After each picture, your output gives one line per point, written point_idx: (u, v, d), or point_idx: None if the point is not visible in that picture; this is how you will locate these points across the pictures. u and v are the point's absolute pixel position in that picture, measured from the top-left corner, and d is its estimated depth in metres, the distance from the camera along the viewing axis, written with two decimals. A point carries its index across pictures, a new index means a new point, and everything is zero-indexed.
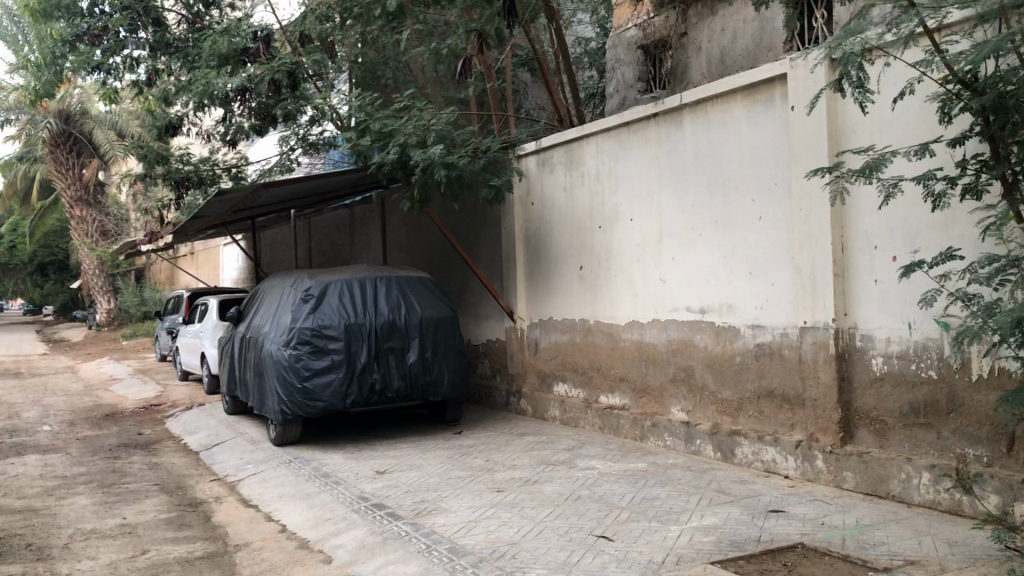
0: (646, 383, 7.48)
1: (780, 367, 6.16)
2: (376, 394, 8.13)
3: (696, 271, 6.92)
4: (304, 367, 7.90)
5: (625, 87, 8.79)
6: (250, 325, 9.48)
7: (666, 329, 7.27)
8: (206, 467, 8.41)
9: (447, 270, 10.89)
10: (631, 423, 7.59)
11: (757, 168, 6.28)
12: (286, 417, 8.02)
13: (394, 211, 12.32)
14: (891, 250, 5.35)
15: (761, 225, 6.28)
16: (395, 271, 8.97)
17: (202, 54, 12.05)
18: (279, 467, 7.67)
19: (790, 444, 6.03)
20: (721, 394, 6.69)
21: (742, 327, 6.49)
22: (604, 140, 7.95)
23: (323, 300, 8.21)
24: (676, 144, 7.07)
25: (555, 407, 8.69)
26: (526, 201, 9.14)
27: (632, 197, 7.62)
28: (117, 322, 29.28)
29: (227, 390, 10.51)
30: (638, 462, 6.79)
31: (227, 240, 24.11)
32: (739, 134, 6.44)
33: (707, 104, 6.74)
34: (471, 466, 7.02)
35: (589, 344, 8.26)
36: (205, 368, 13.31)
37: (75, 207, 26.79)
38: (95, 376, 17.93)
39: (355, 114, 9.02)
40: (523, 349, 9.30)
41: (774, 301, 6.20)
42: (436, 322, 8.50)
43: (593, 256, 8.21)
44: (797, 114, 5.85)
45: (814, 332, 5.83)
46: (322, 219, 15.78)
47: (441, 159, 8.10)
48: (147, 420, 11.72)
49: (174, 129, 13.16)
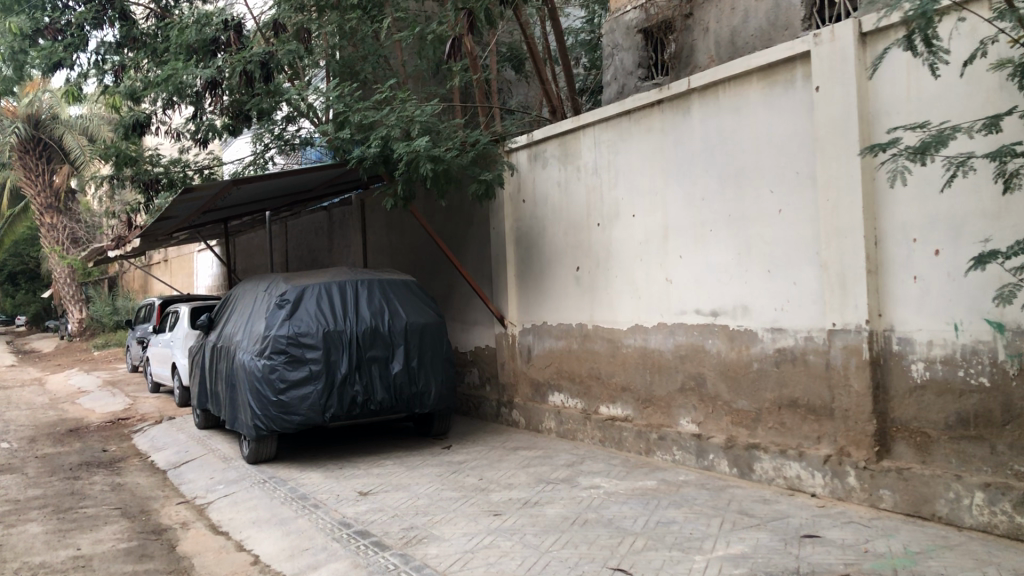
0: (652, 393, 6.89)
1: (804, 373, 5.60)
2: (357, 407, 7.48)
3: (707, 271, 6.36)
4: (279, 378, 7.26)
5: (624, 74, 8.14)
6: (222, 333, 8.82)
7: (672, 333, 6.70)
8: (174, 487, 7.73)
9: (432, 272, 10.30)
10: (635, 436, 7.01)
11: (776, 156, 5.73)
12: (260, 432, 7.37)
13: (375, 213, 11.72)
14: (934, 242, 4.81)
15: (781, 218, 5.72)
16: (378, 273, 8.37)
17: (169, 47, 11.39)
18: (251, 488, 7.02)
19: (817, 460, 5.47)
20: (736, 404, 6.12)
21: (760, 330, 5.92)
22: (602, 131, 7.38)
23: (299, 305, 7.59)
24: (683, 133, 6.51)
25: (550, 418, 8.09)
26: (516, 198, 8.57)
27: (634, 190, 7.05)
28: (88, 333, 28.39)
29: (197, 404, 9.84)
30: (646, 480, 6.20)
31: (201, 247, 23.36)
32: (755, 120, 5.89)
33: (718, 88, 6.19)
34: (463, 486, 6.41)
35: (587, 350, 7.67)
36: (176, 379, 12.61)
37: (45, 214, 25.94)
38: (62, 389, 17.13)
39: (333, 105, 8.44)
40: (514, 356, 8.71)
41: (797, 302, 5.63)
42: (421, 328, 7.88)
43: (591, 256, 7.63)
44: (822, 94, 5.31)
45: (844, 335, 5.27)
46: (299, 223, 15.14)
47: (428, 153, 7.51)
48: (113, 435, 11.00)
49: (143, 127, 12.52)
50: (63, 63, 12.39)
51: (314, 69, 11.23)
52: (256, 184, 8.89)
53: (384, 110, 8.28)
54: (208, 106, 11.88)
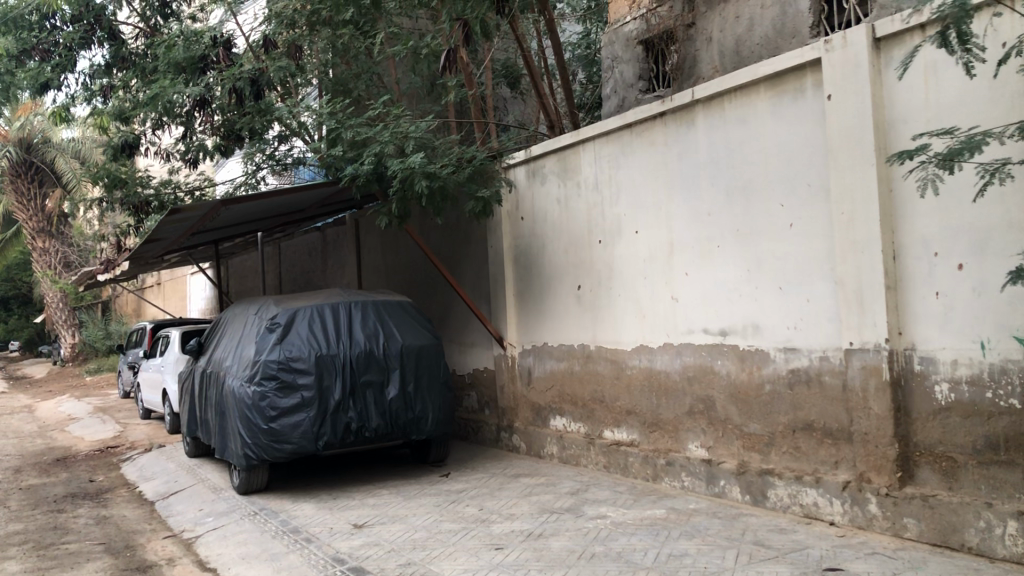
0: (658, 417, 6.62)
1: (819, 395, 5.33)
2: (352, 435, 7.19)
3: (715, 289, 6.10)
4: (270, 405, 6.97)
5: (623, 86, 7.94)
6: (212, 358, 8.53)
7: (679, 354, 6.43)
8: (161, 520, 7.41)
9: (427, 293, 10.04)
10: (642, 462, 6.73)
11: (787, 169, 5.50)
12: (250, 462, 7.08)
13: (369, 233, 11.48)
14: (957, 255, 4.57)
15: (793, 232, 5.47)
16: (372, 295, 8.11)
17: (157, 65, 11.17)
18: (241, 521, 6.72)
19: (835, 486, 5.19)
20: (747, 428, 5.85)
21: (772, 350, 5.66)
22: (602, 145, 7.15)
23: (291, 329, 7.31)
24: (687, 146, 6.28)
25: (552, 443, 7.81)
26: (514, 216, 8.33)
27: (637, 206, 6.81)
28: (81, 358, 28.02)
29: (187, 432, 9.53)
30: (655, 509, 5.92)
31: (194, 270, 23.08)
32: (763, 131, 5.66)
33: (724, 98, 5.96)
34: (462, 516, 6.12)
35: (590, 372, 7.40)
36: (167, 405, 12.30)
37: (37, 239, 25.67)
38: (51, 416, 16.78)
39: (325, 122, 8.17)
40: (514, 379, 8.43)
41: (812, 320, 5.37)
42: (417, 351, 7.61)
43: (592, 274, 7.37)
44: (835, 102, 5.09)
45: (862, 354, 5.01)
46: (292, 244, 14.90)
47: (422, 169, 7.28)
48: (101, 465, 10.68)
49: (132, 148, 12.28)
50: (51, 84, 12.26)
51: (305, 87, 10.96)
52: (245, 204, 8.62)
53: (377, 127, 8.02)
54: (198, 125, 11.65)
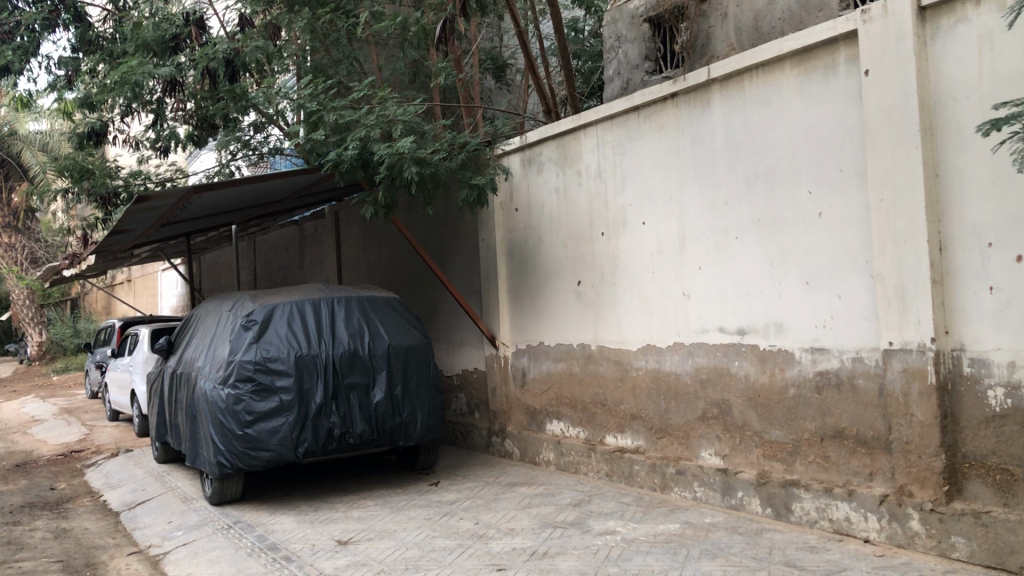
0: (667, 422, 6.14)
1: (851, 400, 4.87)
2: (334, 441, 6.65)
3: (731, 284, 5.63)
4: (245, 410, 6.42)
5: (628, 67, 7.44)
6: (182, 358, 7.94)
7: (691, 355, 5.95)
8: (126, 534, 6.83)
9: (413, 289, 9.53)
10: (649, 470, 6.25)
11: (815, 153, 5.04)
12: (224, 471, 6.54)
13: (350, 226, 10.95)
14: (1015, 245, 4.11)
15: (822, 222, 5.01)
16: (356, 290, 7.58)
17: (124, 46, 10.57)
18: (213, 536, 6.15)
19: (870, 500, 4.73)
20: (769, 435, 5.38)
21: (797, 351, 5.19)
22: (605, 129, 6.65)
23: (268, 327, 6.76)
24: (702, 130, 5.80)
25: (549, 449, 7.31)
26: (509, 207, 7.83)
27: (645, 195, 6.32)
28: (49, 356, 27.10)
29: (155, 437, 8.94)
30: (668, 524, 5.43)
31: (165, 266, 22.41)
32: (789, 112, 5.20)
33: (744, 77, 5.50)
34: (458, 532, 5.60)
35: (590, 374, 6.91)
36: (136, 407, 11.67)
37: (3, 234, 24.78)
38: (14, 418, 16.04)
39: (305, 104, 7.56)
40: (507, 381, 7.93)
41: (843, 318, 4.91)
42: (405, 351, 7.08)
43: (594, 269, 6.88)
44: (874, 78, 4.63)
45: (903, 356, 4.55)
46: (268, 238, 14.31)
47: (412, 154, 6.76)
48: (63, 471, 10.03)
49: (98, 136, 11.62)
50: (12, 68, 11.49)
51: (282, 74, 10.45)
52: (218, 192, 8.02)
53: (362, 110, 7.48)
54: (170, 112, 11.12)
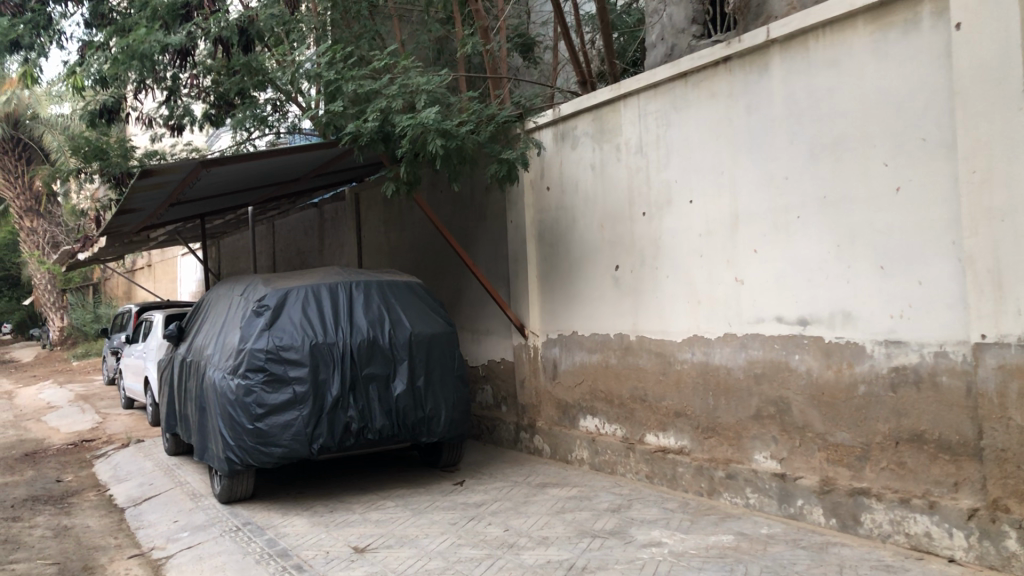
0: (715, 421, 5.59)
1: (933, 400, 4.29)
2: (352, 437, 6.15)
3: (791, 269, 5.06)
4: (255, 402, 5.93)
5: (673, 32, 6.86)
6: (192, 345, 7.47)
7: (744, 347, 5.39)
8: (129, 533, 6.37)
9: (437, 274, 9.01)
10: (694, 474, 5.71)
11: (893, 120, 4.45)
12: (233, 467, 6.07)
13: (371, 208, 10.44)
14: None
15: (899, 199, 4.43)
16: (377, 274, 7.07)
17: (134, 15, 10.08)
18: (221, 539, 5.66)
19: (956, 515, 4.16)
20: (834, 437, 4.82)
21: (869, 344, 4.62)
22: (648, 99, 6.08)
23: (280, 313, 6.26)
24: (759, 97, 5.21)
25: (582, 447, 6.79)
26: (540, 185, 7.28)
27: (693, 171, 5.75)
28: (70, 342, 26.92)
29: (166, 428, 8.50)
30: (720, 535, 4.88)
31: (185, 251, 22.10)
32: (861, 74, 4.60)
33: (809, 37, 4.90)
34: (485, 540, 5.08)
35: (629, 367, 6.35)
36: (149, 396, 11.25)
37: (25, 218, 24.58)
38: (30, 404, 15.73)
39: (323, 73, 7.04)
40: (537, 373, 7.40)
41: (924, 307, 4.33)
42: (429, 340, 6.55)
43: (633, 252, 6.32)
44: (967, 33, 4.04)
45: (999, 351, 3.96)
46: (287, 222, 13.85)
47: (437, 126, 6.21)
48: (73, 462, 9.62)
49: (111, 114, 11.15)
50: (22, 43, 11.29)
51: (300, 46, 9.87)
52: (229, 167, 7.51)
53: (384, 80, 6.96)
54: (185, 88, 10.62)
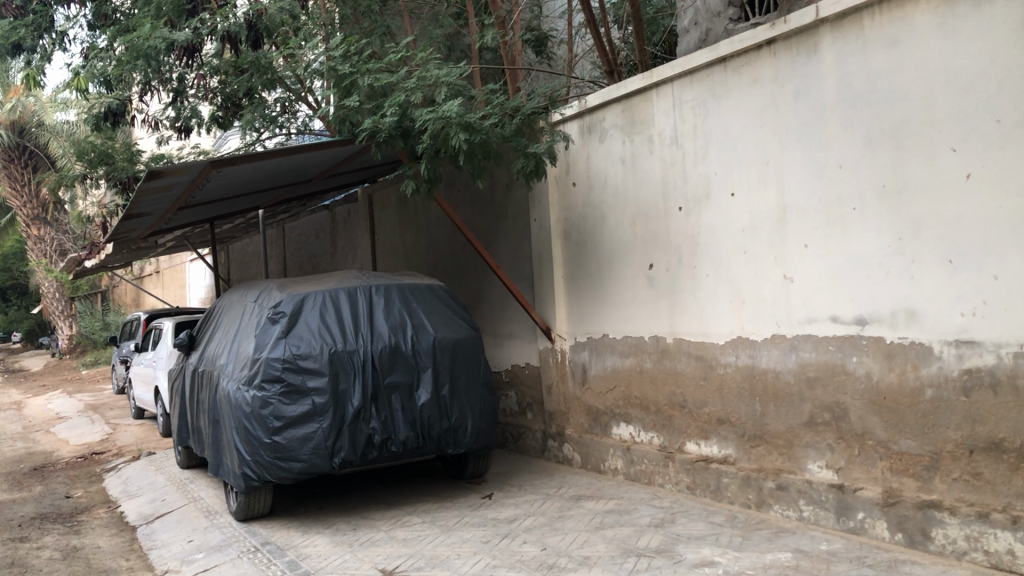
0: (763, 428, 5.24)
1: (1013, 406, 3.93)
2: (375, 450, 5.81)
3: (847, 265, 4.70)
4: (272, 415, 5.60)
5: (708, 16, 6.56)
6: (204, 354, 7.15)
7: (794, 349, 5.03)
8: (141, 554, 6.05)
9: (457, 276, 8.68)
10: (741, 484, 5.37)
11: (961, 102, 4.10)
12: (250, 484, 5.73)
13: (385, 209, 10.12)
14: None
15: (970, 187, 4.08)
16: (397, 277, 6.74)
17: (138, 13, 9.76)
18: (239, 561, 5.33)
19: None
20: (898, 445, 4.46)
21: (936, 345, 4.26)
22: (683, 87, 5.74)
23: (297, 320, 5.93)
24: (808, 81, 4.87)
25: (616, 456, 6.44)
26: (566, 182, 6.94)
27: (734, 162, 5.40)
28: (79, 350, 26.56)
29: (178, 441, 8.17)
30: (777, 552, 4.53)
31: (193, 257, 21.84)
32: (923, 53, 4.26)
33: (863, 16, 4.55)
34: (523, 560, 4.75)
35: (666, 371, 6.01)
36: (160, 406, 10.94)
37: (31, 226, 24.36)
38: (39, 415, 15.45)
39: (338, 67, 6.72)
40: (564, 378, 7.06)
41: (1000, 304, 3.98)
42: (453, 346, 6.22)
43: (669, 250, 5.97)
44: None
45: None
46: (297, 226, 13.54)
47: (460, 120, 5.89)
48: (82, 476, 9.30)
49: (115, 117, 10.80)
50: (24, 45, 10.96)
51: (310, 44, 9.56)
52: (240, 168, 7.18)
53: (403, 73, 6.64)
54: (191, 89, 10.27)
